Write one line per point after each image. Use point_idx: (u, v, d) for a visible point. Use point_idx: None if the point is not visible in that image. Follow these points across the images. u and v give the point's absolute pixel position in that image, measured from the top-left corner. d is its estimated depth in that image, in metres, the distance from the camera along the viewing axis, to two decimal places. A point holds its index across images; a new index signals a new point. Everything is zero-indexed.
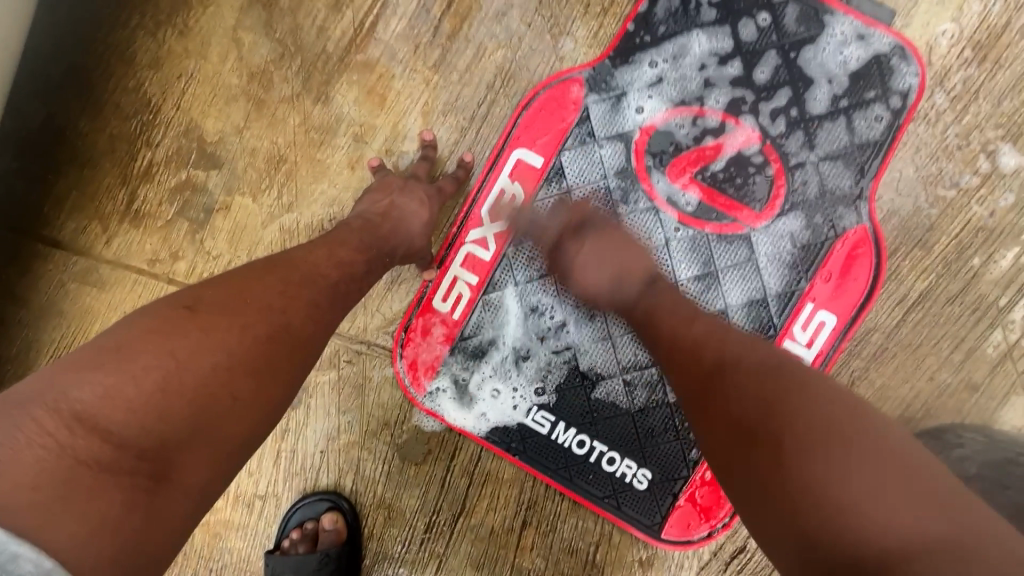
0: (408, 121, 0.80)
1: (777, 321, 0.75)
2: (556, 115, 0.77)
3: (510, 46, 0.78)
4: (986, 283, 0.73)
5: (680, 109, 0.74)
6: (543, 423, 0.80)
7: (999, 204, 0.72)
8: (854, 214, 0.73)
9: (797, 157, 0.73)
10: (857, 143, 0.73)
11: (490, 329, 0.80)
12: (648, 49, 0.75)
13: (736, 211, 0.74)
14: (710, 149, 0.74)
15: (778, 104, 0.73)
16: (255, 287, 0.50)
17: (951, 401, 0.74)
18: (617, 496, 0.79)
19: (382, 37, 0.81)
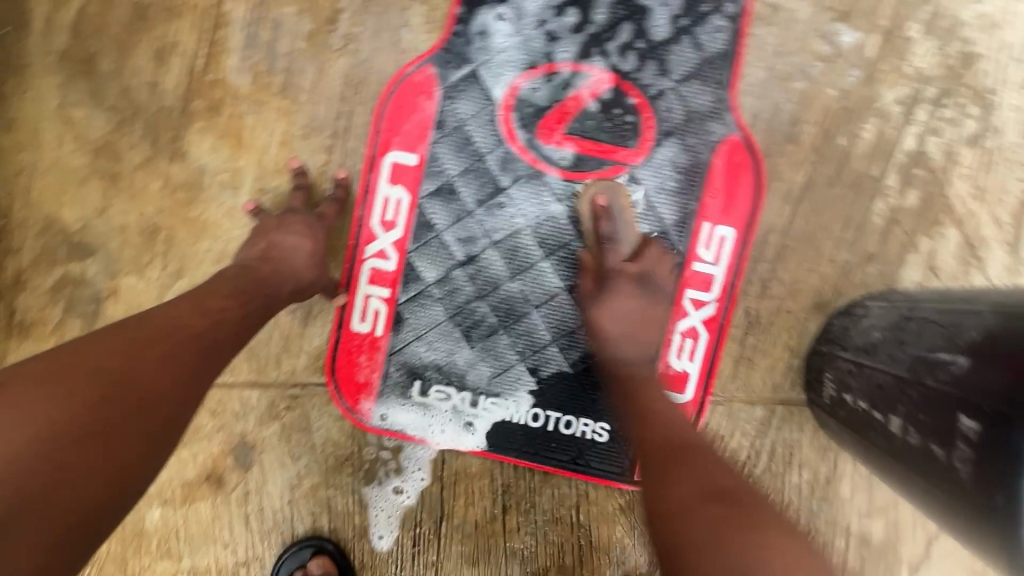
0: (271, 155, 0.78)
1: (681, 248, 0.77)
2: (415, 107, 0.75)
3: (351, 52, 0.76)
4: (857, 159, 0.77)
5: (534, 69, 0.74)
6: (495, 409, 0.81)
7: (848, 82, 0.76)
8: (722, 127, 0.75)
9: (655, 87, 0.74)
10: (707, 59, 0.74)
11: (417, 335, 0.80)
12: (487, 18, 0.74)
13: (613, 155, 0.75)
14: (572, 102, 0.74)
15: (624, 40, 0.74)
16: (115, 358, 0.48)
17: (856, 276, 0.78)
18: (583, 455, 0.81)
19: (219, 75, 0.77)
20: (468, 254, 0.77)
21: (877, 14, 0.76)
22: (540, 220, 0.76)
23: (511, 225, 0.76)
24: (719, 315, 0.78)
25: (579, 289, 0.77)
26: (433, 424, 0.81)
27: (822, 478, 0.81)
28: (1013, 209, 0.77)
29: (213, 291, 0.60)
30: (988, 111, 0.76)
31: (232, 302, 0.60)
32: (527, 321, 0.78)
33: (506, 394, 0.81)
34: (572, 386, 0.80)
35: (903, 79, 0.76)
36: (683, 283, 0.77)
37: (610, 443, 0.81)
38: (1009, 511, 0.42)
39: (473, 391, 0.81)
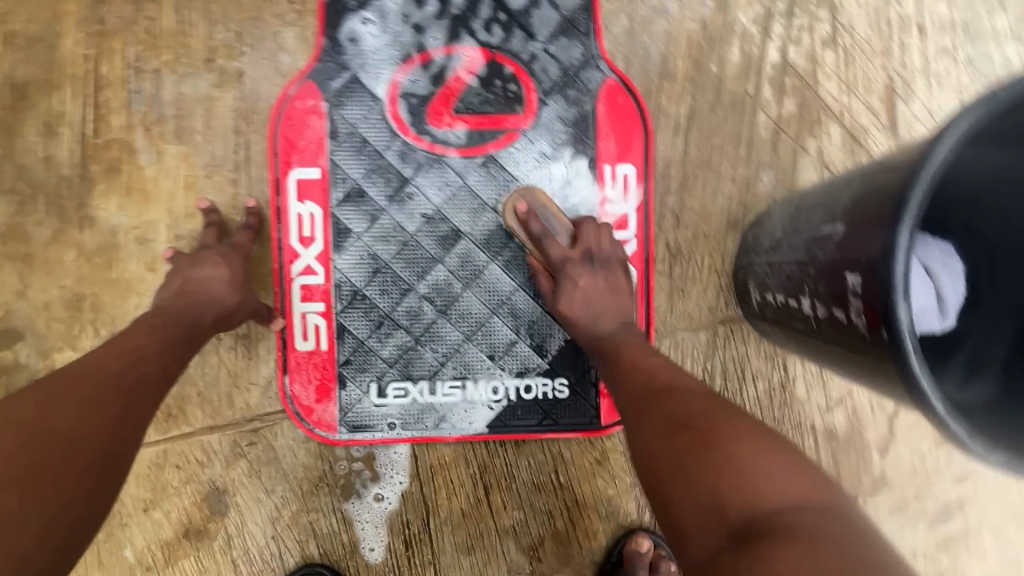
0: (179, 200, 0.79)
1: (590, 195, 0.80)
2: (306, 123, 0.78)
3: (234, 85, 0.78)
4: (731, 81, 0.82)
5: (409, 62, 0.78)
6: (454, 392, 0.82)
7: (704, 13, 0.81)
8: (598, 75, 0.79)
9: (526, 51, 0.78)
10: (568, 16, 0.79)
11: (362, 339, 0.81)
12: (353, 24, 0.78)
13: (504, 124, 0.79)
14: (452, 83, 0.78)
15: (486, 14, 0.78)
16: (40, 407, 0.49)
17: (758, 188, 0.82)
18: (550, 416, 0.83)
19: (111, 135, 0.78)
20: (391, 250, 0.80)
21: None
22: (450, 202, 0.80)
23: (424, 213, 0.80)
24: (642, 251, 0.81)
25: (504, 257, 0.81)
26: (398, 423, 0.82)
27: (777, 384, 0.84)
28: (882, 95, 0.83)
29: (129, 334, 0.61)
30: (835, 13, 0.82)
31: (151, 338, 0.61)
32: (462, 299, 0.81)
33: (461, 375, 0.82)
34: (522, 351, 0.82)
35: (753, 1, 0.82)
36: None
37: (572, 397, 0.83)
38: (896, 341, 0.45)
39: (429, 380, 0.82)
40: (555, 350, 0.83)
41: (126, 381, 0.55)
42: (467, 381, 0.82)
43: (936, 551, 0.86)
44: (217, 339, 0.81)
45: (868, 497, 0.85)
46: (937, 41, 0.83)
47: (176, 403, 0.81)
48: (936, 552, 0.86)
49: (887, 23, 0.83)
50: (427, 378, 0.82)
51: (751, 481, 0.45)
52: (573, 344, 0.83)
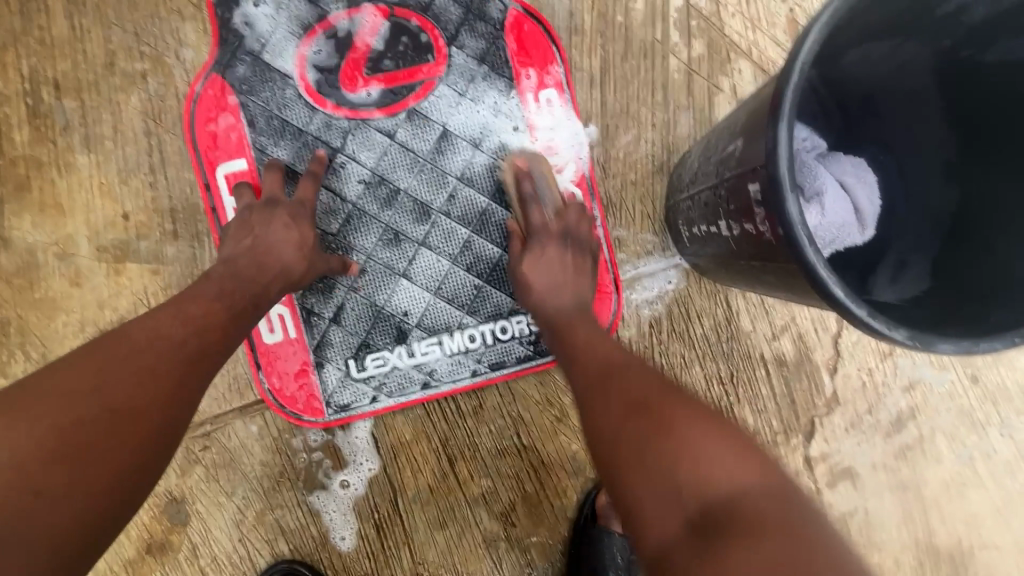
0: (96, 210, 0.77)
1: (519, 132, 0.81)
2: (222, 114, 0.77)
3: (138, 87, 0.77)
4: (640, 29, 0.83)
5: (311, 33, 0.78)
6: (434, 348, 0.82)
7: None
8: (498, 7, 0.81)
9: (424, 0, 0.80)
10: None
11: (331, 318, 0.80)
12: (245, 9, 0.77)
13: (419, 73, 0.80)
14: (359, 47, 0.79)
15: None
16: (163, 336, 0.56)
17: (680, 131, 0.84)
18: (528, 350, 0.83)
19: (17, 152, 0.76)
20: (340, 222, 0.79)
21: None
22: (385, 162, 0.79)
23: (362, 179, 0.79)
24: (582, 171, 0.82)
25: (454, 203, 0.81)
26: (383, 394, 0.81)
27: (722, 320, 0.86)
28: (787, 27, 0.85)
29: (193, 296, 0.62)
30: None
31: (215, 306, 0.62)
32: (421, 256, 0.80)
33: (434, 330, 0.81)
34: (491, 294, 0.82)
35: None
36: (539, 158, 0.82)
37: None
38: (790, 237, 0.47)
39: (405, 343, 0.81)
40: None
41: (178, 352, 0.56)
42: (443, 334, 0.82)
43: (894, 462, 0.89)
44: None
45: (823, 419, 0.88)
46: None
47: None
48: (894, 463, 0.89)
49: None
50: (402, 341, 0.81)
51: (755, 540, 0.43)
52: None
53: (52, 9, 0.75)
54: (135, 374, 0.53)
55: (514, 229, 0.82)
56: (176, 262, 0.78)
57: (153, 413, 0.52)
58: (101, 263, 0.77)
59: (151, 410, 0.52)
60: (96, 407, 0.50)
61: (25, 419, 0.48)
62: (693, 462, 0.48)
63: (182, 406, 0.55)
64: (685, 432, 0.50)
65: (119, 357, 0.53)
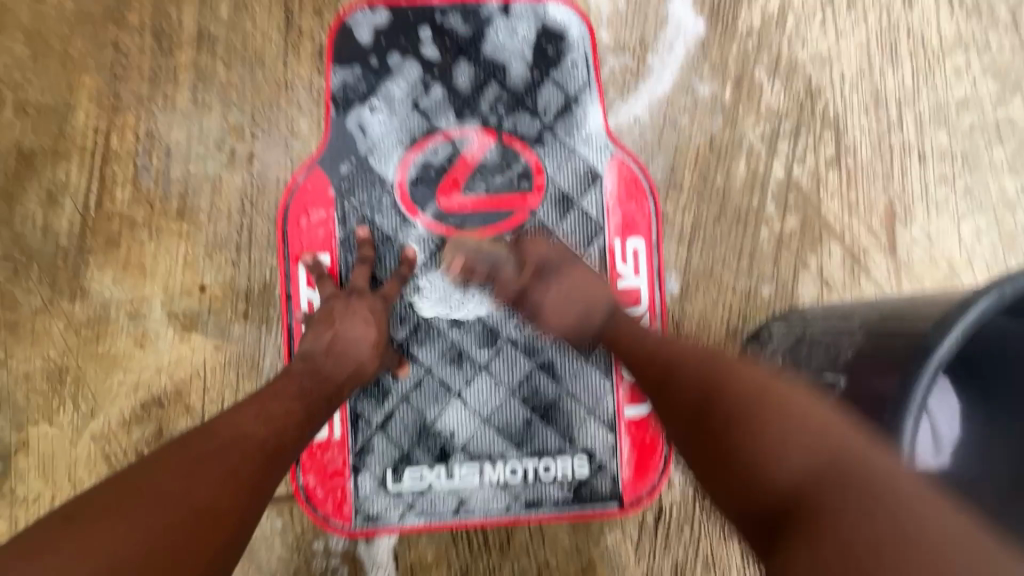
0: (176, 278, 0.78)
1: None
2: (317, 209, 0.79)
3: (243, 168, 0.78)
4: (737, 194, 0.83)
5: (420, 144, 0.80)
6: (473, 474, 0.80)
7: (714, 126, 0.83)
8: (604, 150, 0.82)
9: (533, 131, 0.81)
10: (569, 94, 0.82)
11: (377, 425, 0.79)
12: (362, 113, 0.80)
13: (515, 202, 0.81)
14: (461, 166, 0.80)
15: (491, 97, 0.81)
16: (247, 434, 0.53)
17: (758, 301, 0.83)
18: (567, 493, 0.81)
19: (115, 209, 0.78)
20: (409, 332, 0.79)
21: (726, 65, 0.83)
22: (465, 281, 0.80)
23: (439, 294, 0.79)
24: (655, 324, 0.82)
25: (523, 333, 0.80)
26: (412, 511, 0.79)
27: None
28: (883, 217, 0.85)
29: (276, 392, 0.59)
30: (840, 136, 0.84)
31: (296, 407, 0.58)
32: (478, 380, 0.80)
33: (477, 457, 0.80)
34: (541, 431, 0.80)
35: (761, 119, 0.84)
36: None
37: (592, 474, 0.81)
38: None
39: (445, 464, 0.80)
40: (574, 428, 0.81)
41: (260, 451, 0.52)
42: (485, 463, 0.80)
43: None
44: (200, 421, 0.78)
45: None
46: (938, 169, 0.85)
47: None
48: None
49: (888, 149, 0.85)
50: (444, 462, 0.80)
51: (799, 420, 0.45)
52: (596, 423, 0.81)
53: (180, 81, 0.78)
54: (219, 472, 0.48)
55: (578, 371, 0.81)
56: (241, 342, 0.78)
57: (229, 526, 0.46)
58: (169, 329, 0.78)
59: (233, 515, 0.47)
60: (183, 507, 0.44)
61: (106, 518, 0.42)
62: (778, 434, 0.44)
63: (253, 515, 0.49)
64: (760, 414, 0.47)
65: (202, 454, 0.48)
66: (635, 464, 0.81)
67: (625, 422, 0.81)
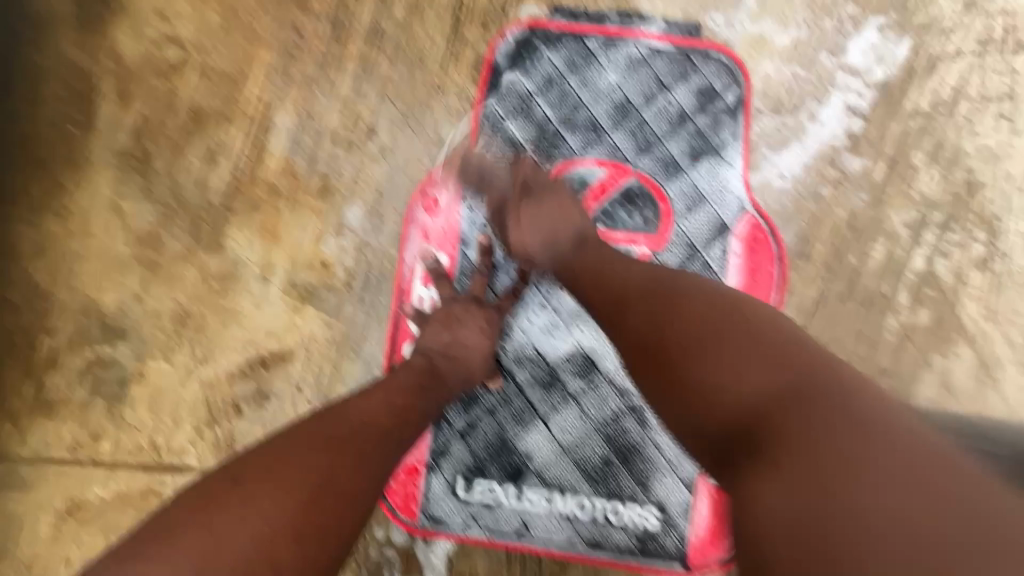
0: (304, 250, 0.82)
1: None
2: (445, 210, 0.81)
3: (386, 159, 0.82)
4: (869, 276, 0.79)
5: (557, 166, 0.81)
6: (541, 501, 0.79)
7: (857, 203, 0.80)
8: (737, 206, 0.80)
9: (669, 174, 0.81)
10: (713, 144, 0.81)
11: (458, 431, 0.80)
12: (505, 127, 0.81)
13: (638, 241, 0.80)
14: (594, 195, 0.80)
15: (634, 133, 0.81)
16: (374, 422, 0.57)
17: None
18: (630, 543, 0.79)
19: (263, 176, 0.83)
20: (506, 349, 0.80)
21: (882, 142, 0.80)
22: (572, 309, 0.80)
23: (545, 317, 0.80)
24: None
25: (620, 372, 0.80)
26: (475, 524, 0.80)
27: None
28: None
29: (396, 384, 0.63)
30: (994, 237, 0.79)
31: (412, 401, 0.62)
32: (566, 408, 0.79)
33: (550, 484, 0.79)
34: (618, 473, 0.79)
35: (910, 203, 0.79)
36: None
37: (661, 529, 0.79)
38: None
39: (516, 485, 0.80)
40: (651, 478, 0.79)
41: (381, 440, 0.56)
42: (555, 492, 0.79)
43: None
44: (297, 389, 0.82)
45: None
46: None
47: (237, 439, 0.82)
48: None
49: None
50: (515, 482, 0.80)
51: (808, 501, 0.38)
52: (674, 477, 0.79)
53: (345, 69, 0.83)
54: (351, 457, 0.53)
55: None
56: (349, 323, 0.82)
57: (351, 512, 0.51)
58: (287, 297, 0.82)
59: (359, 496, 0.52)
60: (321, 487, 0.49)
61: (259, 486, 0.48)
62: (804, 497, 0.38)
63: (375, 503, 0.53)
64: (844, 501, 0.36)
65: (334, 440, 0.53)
66: (707, 530, 0.79)
67: (704, 484, 0.79)
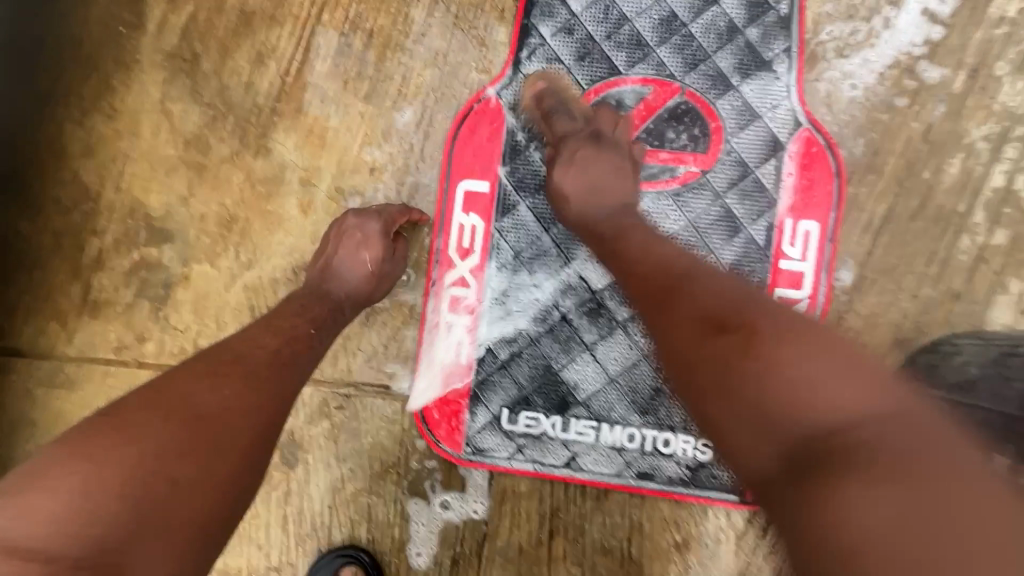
0: (351, 155, 0.80)
1: (765, 250, 0.76)
2: (486, 137, 0.79)
3: (437, 63, 0.80)
4: (943, 193, 0.75)
5: (600, 87, 0.78)
6: (589, 432, 0.78)
7: (933, 116, 0.75)
8: (791, 123, 0.76)
9: (718, 90, 0.77)
10: (764, 58, 0.77)
11: (501, 360, 0.79)
12: (546, 44, 0.79)
13: (684, 161, 0.77)
14: (639, 116, 0.78)
15: (680, 48, 0.77)
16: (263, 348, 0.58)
17: (939, 314, 0.75)
18: (682, 474, 0.77)
19: (311, 80, 0.81)
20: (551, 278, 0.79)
21: (965, 51, 0.75)
22: None
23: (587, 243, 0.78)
24: (814, 316, 0.76)
25: None
26: (522, 456, 0.79)
27: None
28: None
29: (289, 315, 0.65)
30: None
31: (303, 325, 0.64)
32: (614, 336, 0.78)
33: (598, 415, 0.78)
34: (668, 402, 0.77)
35: (991, 117, 0.75)
36: (772, 282, 0.76)
37: (714, 459, 0.77)
38: None
39: (563, 415, 0.78)
40: None
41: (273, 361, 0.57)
42: (604, 423, 0.78)
43: None
44: None
45: None
46: None
47: None
48: None
49: None
50: (562, 413, 0.78)
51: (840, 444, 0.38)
52: None
53: None
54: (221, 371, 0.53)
55: None
56: None
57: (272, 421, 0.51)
58: (333, 202, 0.81)
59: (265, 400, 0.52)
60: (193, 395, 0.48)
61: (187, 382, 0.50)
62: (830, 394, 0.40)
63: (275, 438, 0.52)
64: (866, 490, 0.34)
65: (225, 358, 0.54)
66: None
67: None
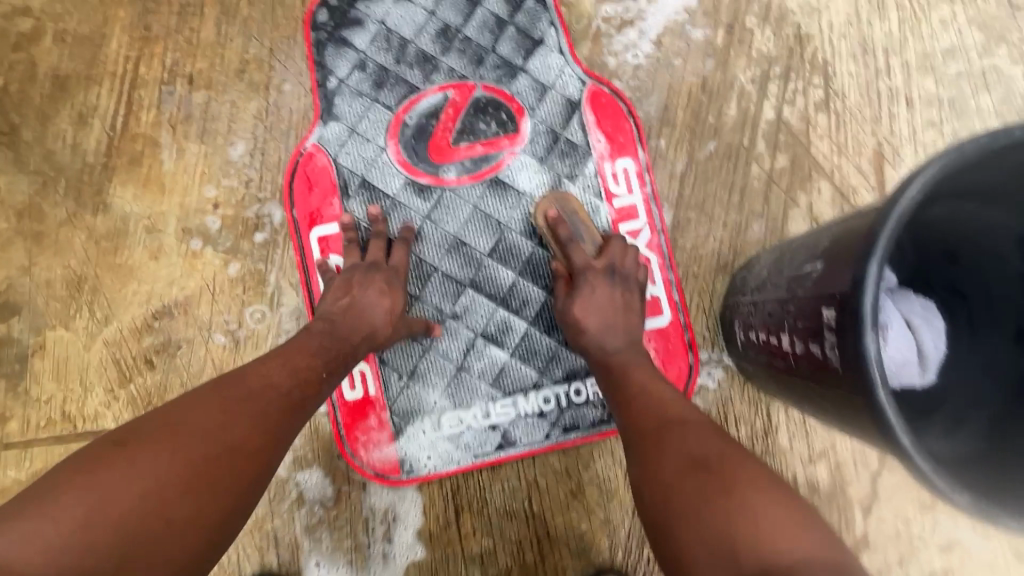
0: (193, 195, 0.83)
1: (598, 196, 0.85)
2: (318, 182, 0.83)
3: (260, 95, 0.84)
4: (728, 132, 0.86)
5: (404, 106, 0.85)
6: (507, 410, 0.83)
7: (705, 69, 0.87)
8: (578, 82, 0.86)
9: (507, 76, 0.86)
10: (535, 37, 0.86)
11: (407, 379, 0.83)
12: (343, 78, 0.85)
13: (500, 142, 0.85)
14: (448, 120, 0.85)
15: (462, 53, 0.86)
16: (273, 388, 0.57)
17: (749, 234, 0.85)
18: (602, 413, 0.83)
19: (139, 130, 0.83)
20: (433, 287, 0.83)
21: (719, 12, 0.88)
22: (471, 223, 0.84)
23: (450, 241, 0.84)
24: (657, 240, 0.85)
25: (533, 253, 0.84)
26: (455, 455, 0.82)
27: (759, 430, 0.83)
28: (872, 158, 0.86)
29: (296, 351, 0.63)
30: (830, 80, 0.88)
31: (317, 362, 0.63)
32: (504, 313, 0.83)
33: (509, 391, 0.83)
34: (566, 355, 0.83)
35: (752, 62, 0.87)
36: (614, 222, 0.85)
37: None
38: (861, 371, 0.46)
39: (479, 407, 0.83)
40: None
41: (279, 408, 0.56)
42: (518, 395, 0.83)
43: None
44: (206, 332, 0.81)
45: None
46: (924, 114, 0.87)
47: (157, 393, 0.80)
48: None
49: (879, 93, 0.87)
50: (479, 403, 0.83)
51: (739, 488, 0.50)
52: None
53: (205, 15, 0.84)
54: (230, 411, 0.53)
55: None
56: (250, 257, 0.82)
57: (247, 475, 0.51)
58: (182, 244, 0.82)
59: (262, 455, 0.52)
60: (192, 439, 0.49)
61: (196, 422, 0.50)
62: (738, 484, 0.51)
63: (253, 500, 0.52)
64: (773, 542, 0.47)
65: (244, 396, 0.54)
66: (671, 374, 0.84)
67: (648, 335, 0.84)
